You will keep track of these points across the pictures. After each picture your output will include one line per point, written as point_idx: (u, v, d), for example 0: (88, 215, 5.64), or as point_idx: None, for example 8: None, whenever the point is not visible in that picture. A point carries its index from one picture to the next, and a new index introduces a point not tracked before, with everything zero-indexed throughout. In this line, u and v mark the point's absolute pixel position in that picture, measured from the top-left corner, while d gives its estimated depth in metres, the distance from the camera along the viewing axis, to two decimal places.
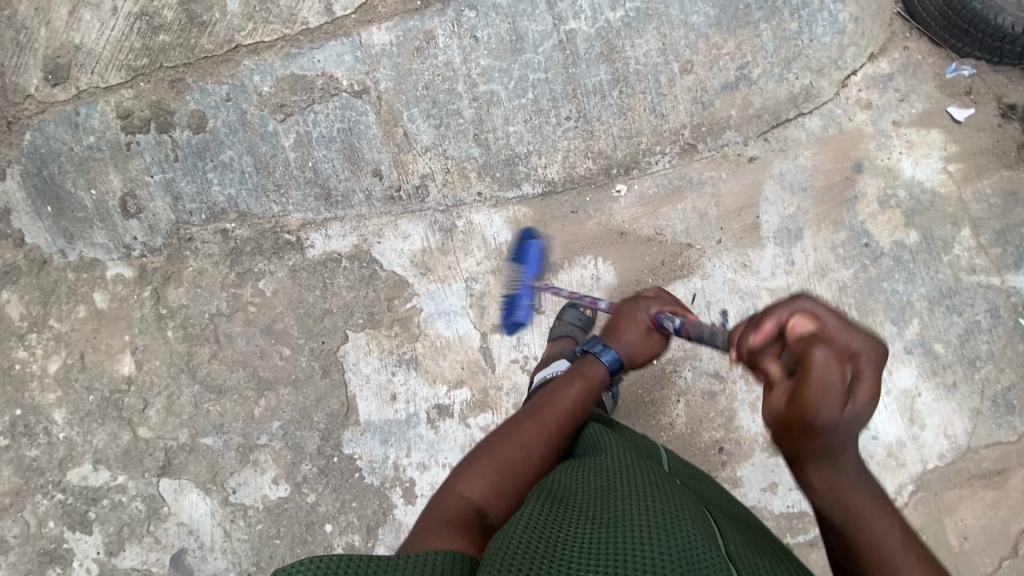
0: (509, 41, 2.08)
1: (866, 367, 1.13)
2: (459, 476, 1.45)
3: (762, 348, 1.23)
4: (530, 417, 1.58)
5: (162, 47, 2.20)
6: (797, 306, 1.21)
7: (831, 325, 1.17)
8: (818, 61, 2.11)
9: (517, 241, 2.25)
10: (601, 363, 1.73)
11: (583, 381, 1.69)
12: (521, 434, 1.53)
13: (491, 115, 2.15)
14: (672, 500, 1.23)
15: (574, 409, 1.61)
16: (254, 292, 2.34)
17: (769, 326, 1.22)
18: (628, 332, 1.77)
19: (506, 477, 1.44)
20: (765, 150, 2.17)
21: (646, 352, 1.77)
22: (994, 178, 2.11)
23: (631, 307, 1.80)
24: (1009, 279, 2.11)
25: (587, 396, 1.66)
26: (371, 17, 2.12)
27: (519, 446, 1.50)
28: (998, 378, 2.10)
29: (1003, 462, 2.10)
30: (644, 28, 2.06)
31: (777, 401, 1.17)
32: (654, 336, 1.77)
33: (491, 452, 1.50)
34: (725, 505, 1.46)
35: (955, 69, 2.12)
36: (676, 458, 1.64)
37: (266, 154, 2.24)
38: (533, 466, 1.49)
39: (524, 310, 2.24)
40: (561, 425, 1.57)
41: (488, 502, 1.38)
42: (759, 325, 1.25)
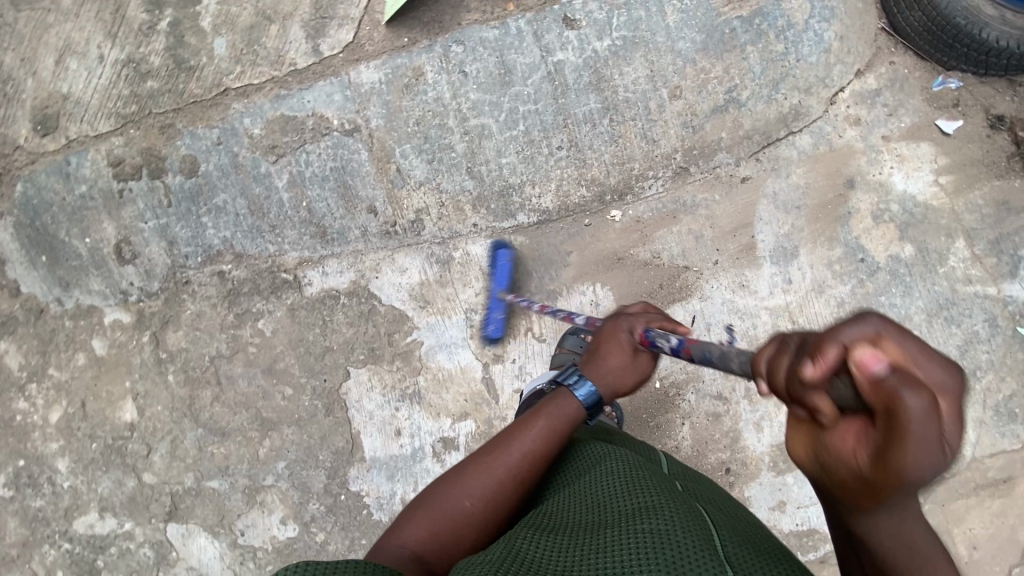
0: (498, 74, 2.11)
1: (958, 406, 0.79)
2: (403, 518, 1.40)
3: (813, 383, 0.86)
4: (484, 458, 1.46)
5: (151, 94, 2.21)
6: (860, 328, 0.85)
7: (907, 349, 0.82)
8: (806, 81, 2.13)
9: (490, 253, 2.24)
10: (575, 398, 1.53)
11: (546, 419, 1.50)
12: (472, 476, 1.43)
13: (483, 148, 2.17)
14: (664, 508, 1.17)
15: (533, 453, 1.45)
16: (253, 332, 2.33)
17: (830, 354, 0.84)
18: (611, 358, 1.58)
19: (449, 522, 1.37)
20: (758, 170, 2.18)
21: (633, 377, 1.58)
22: (986, 189, 2.13)
23: (612, 327, 1.62)
24: (1005, 288, 2.12)
25: (551, 438, 1.47)
26: (359, 56, 2.14)
27: (467, 491, 1.41)
28: (1000, 387, 2.11)
29: (1009, 470, 2.12)
30: (632, 55, 2.10)
31: (843, 454, 0.85)
32: (639, 358, 1.58)
33: (438, 496, 1.42)
34: (727, 501, 1.38)
35: (942, 82, 2.14)
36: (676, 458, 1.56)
37: (260, 195, 2.24)
38: (478, 514, 1.39)
39: (496, 325, 2.23)
40: (514, 472, 1.43)
41: (427, 550, 1.32)
42: (814, 352, 0.86)
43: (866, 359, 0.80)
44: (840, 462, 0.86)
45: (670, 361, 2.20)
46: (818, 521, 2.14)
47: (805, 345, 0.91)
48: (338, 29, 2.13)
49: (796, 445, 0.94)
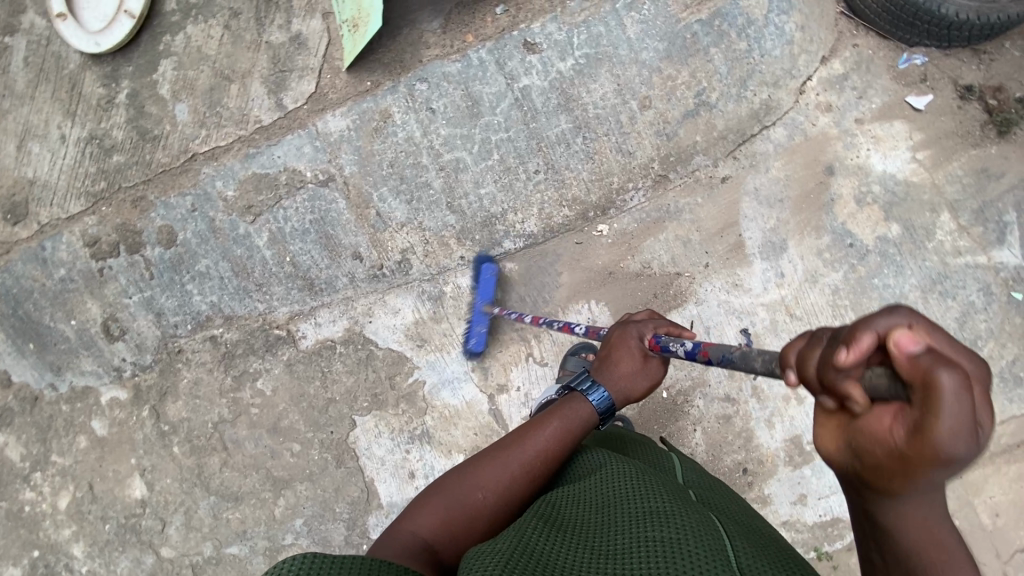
0: (465, 107, 2.10)
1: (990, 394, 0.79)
2: (415, 505, 1.36)
3: (846, 368, 0.84)
4: (497, 453, 1.43)
5: (119, 168, 2.18)
6: (893, 315, 0.84)
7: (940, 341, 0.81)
8: (772, 74, 2.13)
9: (475, 268, 2.20)
10: (588, 402, 1.50)
11: (560, 420, 1.47)
12: (486, 467, 1.40)
13: (461, 182, 2.15)
14: (677, 515, 1.11)
15: (548, 450, 1.42)
16: (253, 393, 2.29)
17: (865, 342, 0.83)
18: (621, 364, 1.54)
19: (461, 513, 1.33)
20: (736, 168, 2.17)
21: (643, 384, 1.54)
22: (964, 159, 2.14)
23: (621, 333, 1.58)
24: (995, 255, 2.13)
25: (565, 439, 1.44)
26: (323, 105, 2.11)
27: (480, 483, 1.37)
28: (1002, 354, 2.12)
29: (1021, 434, 2.12)
30: (597, 72, 2.09)
31: (881, 435, 0.83)
32: (651, 364, 1.54)
33: (450, 487, 1.38)
34: (742, 514, 1.30)
35: (907, 59, 2.14)
36: (693, 467, 1.48)
37: (242, 256, 2.21)
38: (490, 507, 1.35)
39: (478, 340, 2.20)
40: (528, 469, 1.40)
41: (436, 539, 1.27)
42: (847, 339, 0.85)
43: (903, 341, 0.81)
44: (872, 449, 0.85)
45: (674, 369, 2.19)
46: (840, 509, 2.14)
47: (835, 335, 0.90)
48: (299, 81, 2.11)
49: (825, 437, 0.93)
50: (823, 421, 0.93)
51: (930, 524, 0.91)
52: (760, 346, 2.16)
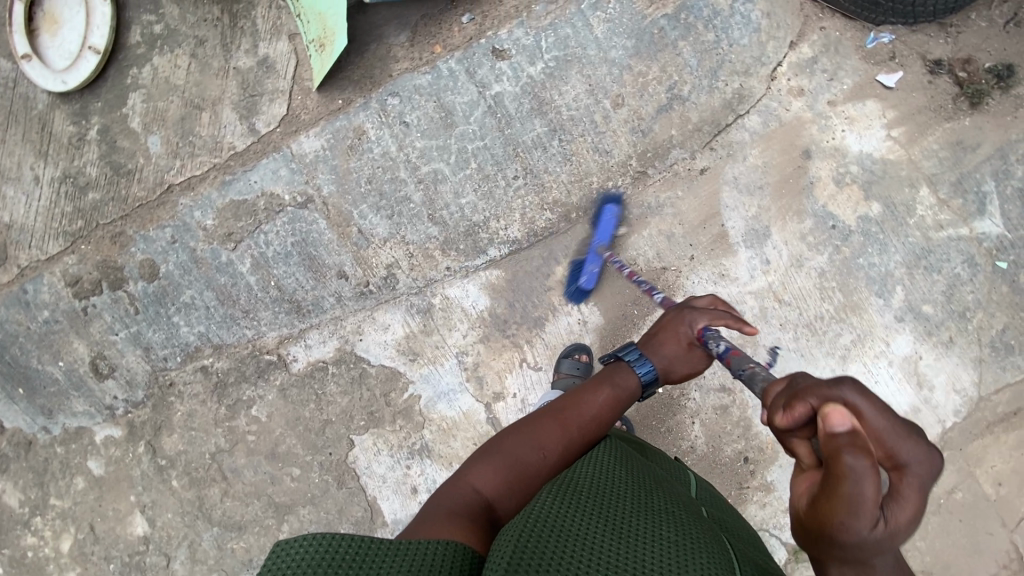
0: (439, 118, 2.10)
1: (913, 485, 0.98)
2: (474, 462, 1.35)
3: (789, 429, 1.03)
4: (552, 415, 1.40)
5: (95, 205, 2.16)
6: (837, 393, 0.99)
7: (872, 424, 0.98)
8: (742, 63, 2.13)
9: (598, 204, 2.18)
10: (635, 374, 1.47)
11: (613, 387, 1.45)
12: (541, 429, 1.37)
13: (440, 193, 2.15)
14: (690, 526, 1.12)
15: (602, 416, 1.41)
16: (248, 421, 2.27)
17: (801, 410, 1.01)
18: (668, 345, 1.52)
19: (520, 473, 1.31)
20: (714, 158, 2.18)
21: (684, 369, 1.52)
22: (939, 133, 2.14)
23: (675, 316, 1.55)
24: (977, 226, 2.13)
25: (617, 406, 1.43)
26: (296, 126, 2.10)
27: (538, 445, 1.35)
28: (992, 323, 2.13)
29: (1017, 402, 2.13)
30: (568, 74, 2.09)
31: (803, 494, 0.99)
32: (695, 353, 1.52)
33: (509, 445, 1.36)
34: (750, 543, 1.29)
35: (875, 38, 2.15)
36: (705, 487, 1.49)
37: (227, 284, 2.19)
38: (547, 470, 1.34)
39: (590, 277, 2.18)
40: (584, 433, 1.38)
41: (497, 498, 1.27)
42: (792, 405, 1.04)
43: (833, 415, 0.95)
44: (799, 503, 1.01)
45: None
46: None
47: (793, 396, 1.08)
48: (269, 104, 2.10)
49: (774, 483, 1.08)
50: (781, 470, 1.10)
51: None
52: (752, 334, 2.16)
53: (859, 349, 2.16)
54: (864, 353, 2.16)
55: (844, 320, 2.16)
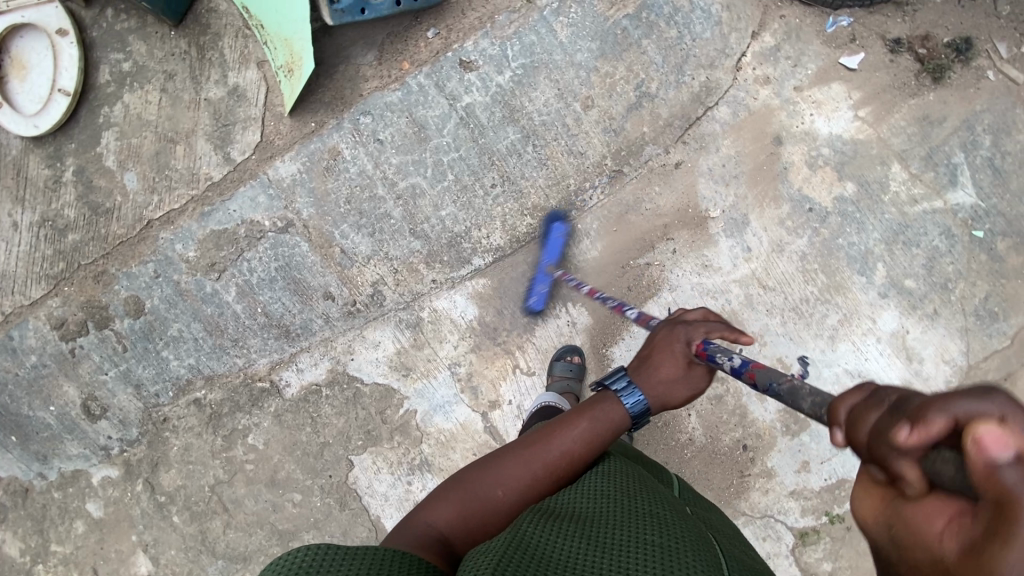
0: (413, 133, 2.11)
1: None
2: (434, 495, 1.31)
3: (905, 450, 0.72)
4: (518, 452, 1.34)
5: (76, 246, 2.15)
6: (985, 403, 0.69)
7: None
8: (707, 56, 2.17)
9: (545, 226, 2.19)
10: (622, 406, 1.36)
11: (589, 422, 1.35)
12: (506, 464, 1.32)
13: (420, 207, 2.16)
14: (675, 526, 1.11)
15: (571, 454, 1.32)
16: (246, 450, 2.25)
17: (936, 425, 0.70)
18: (662, 369, 1.38)
19: (479, 509, 1.26)
20: (687, 152, 2.20)
21: (684, 391, 1.38)
22: (905, 110, 2.18)
23: (667, 335, 1.41)
24: (951, 197, 2.16)
25: (591, 443, 1.33)
26: (271, 152, 2.11)
27: (500, 481, 1.30)
28: (974, 292, 2.16)
29: (1007, 368, 2.15)
30: (536, 80, 2.12)
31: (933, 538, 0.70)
32: (695, 370, 1.38)
33: (472, 479, 1.31)
34: (735, 537, 1.29)
35: (833, 23, 2.19)
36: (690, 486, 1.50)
37: (213, 314, 2.19)
38: (508, 508, 1.28)
39: (539, 297, 2.19)
40: (551, 470, 1.31)
41: (453, 532, 1.22)
42: (913, 417, 0.73)
43: (993, 440, 0.65)
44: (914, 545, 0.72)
45: None
46: (844, 471, 2.16)
47: (903, 405, 0.77)
48: (242, 132, 2.11)
49: (863, 506, 0.79)
50: (857, 492, 0.81)
51: None
52: (739, 322, 2.18)
53: (847, 328, 2.18)
54: (851, 332, 2.18)
55: (829, 301, 2.18)
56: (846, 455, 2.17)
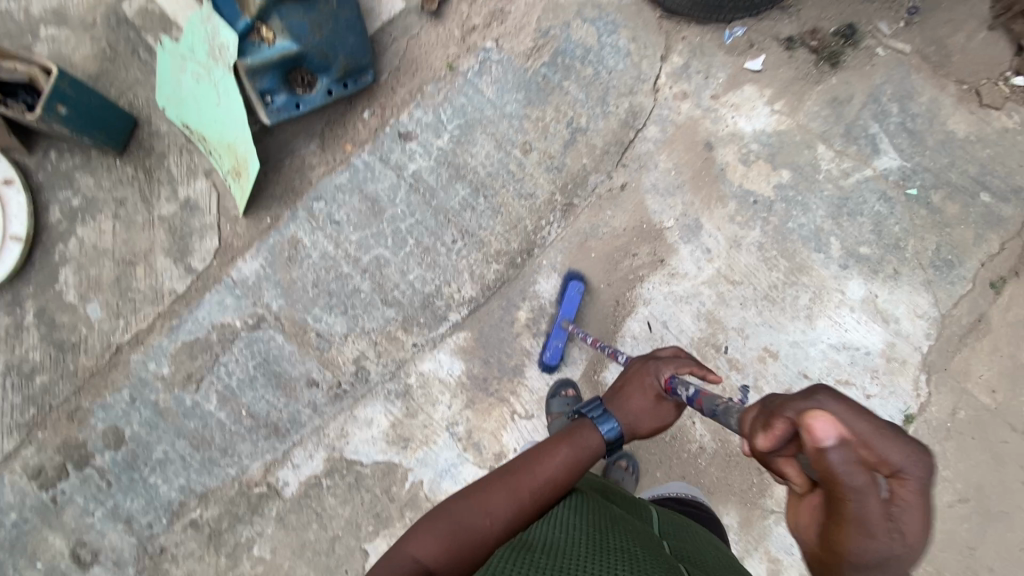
0: (367, 208, 2.18)
1: (916, 488, 0.87)
2: (416, 529, 1.26)
3: (775, 451, 0.97)
4: (501, 480, 1.32)
5: (45, 388, 2.09)
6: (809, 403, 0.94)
7: (860, 430, 0.89)
8: (625, 85, 2.32)
9: (562, 284, 2.25)
10: (598, 432, 1.42)
11: (570, 447, 1.38)
12: (490, 493, 1.30)
13: (387, 275, 2.18)
14: (646, 563, 1.06)
15: (556, 482, 1.33)
16: (253, 563, 2.13)
17: (778, 428, 0.95)
18: (633, 401, 1.46)
19: (466, 542, 1.22)
20: (629, 174, 2.31)
21: (654, 424, 1.45)
22: (815, 96, 2.34)
23: (641, 368, 1.49)
24: (878, 164, 2.30)
25: (573, 468, 1.35)
26: (231, 254, 2.14)
27: (486, 509, 1.27)
28: (925, 246, 2.26)
29: (978, 310, 2.23)
30: (474, 136, 2.23)
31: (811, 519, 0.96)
32: (664, 405, 1.46)
33: (456, 508, 1.28)
34: (715, 565, 1.24)
35: (730, 34, 2.37)
36: (669, 517, 1.45)
37: (198, 427, 2.13)
38: (495, 537, 1.25)
39: (554, 352, 2.19)
40: (536, 498, 1.30)
41: (437, 567, 1.18)
42: (766, 423, 0.98)
43: (821, 429, 0.87)
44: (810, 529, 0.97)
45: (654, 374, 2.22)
46: None
47: (766, 410, 1.02)
48: (200, 241, 2.13)
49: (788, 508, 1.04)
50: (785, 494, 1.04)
51: None
52: (717, 321, 2.24)
53: (820, 305, 2.24)
54: (825, 308, 2.24)
55: (796, 282, 2.25)
56: None
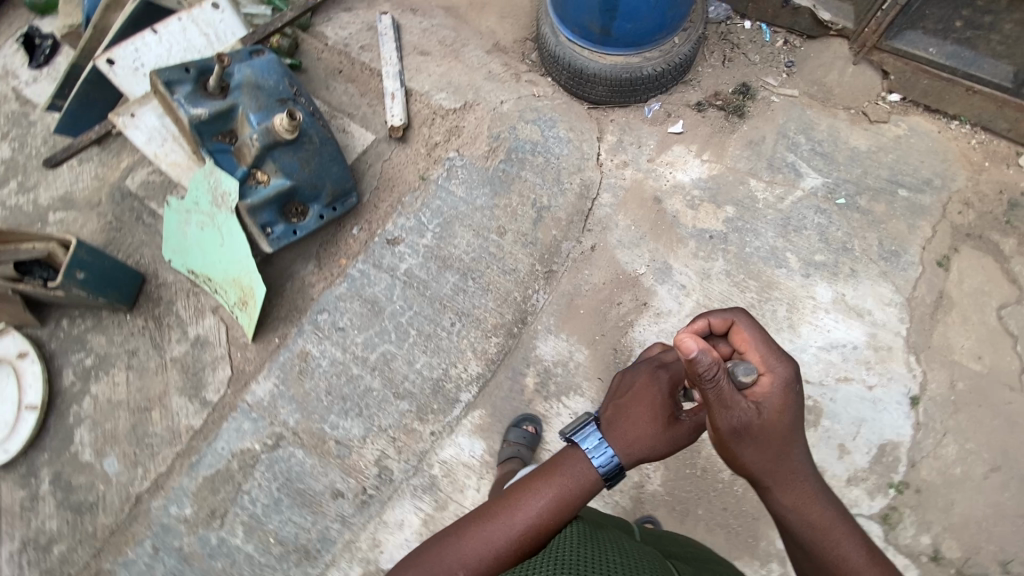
0: (368, 310, 2.34)
1: (772, 384, 1.30)
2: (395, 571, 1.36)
3: None
4: (479, 526, 1.36)
5: (64, 557, 2.03)
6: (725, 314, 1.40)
7: (752, 341, 1.35)
8: (573, 163, 2.67)
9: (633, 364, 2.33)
10: (592, 467, 1.38)
11: (555, 488, 1.37)
12: (466, 540, 1.34)
13: (395, 369, 2.28)
14: (634, 552, 1.29)
15: (537, 529, 1.34)
16: None
17: (699, 324, 1.42)
18: (641, 426, 1.41)
19: None
20: (595, 236, 2.56)
21: (664, 450, 1.41)
22: (734, 142, 2.73)
23: (649, 384, 1.46)
24: (805, 185, 2.64)
25: (559, 513, 1.36)
26: (245, 380, 2.22)
27: (461, 559, 1.32)
28: (868, 243, 2.52)
29: (936, 288, 2.43)
30: (453, 230, 2.49)
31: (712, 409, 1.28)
32: (675, 429, 1.41)
33: (433, 556, 1.34)
34: (694, 560, 1.49)
35: (649, 109, 2.80)
36: (650, 531, 1.69)
37: (224, 567, 2.04)
38: None
39: None
40: (514, 544, 1.33)
41: None
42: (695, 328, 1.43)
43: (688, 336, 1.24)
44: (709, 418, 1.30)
45: None
46: (876, 436, 2.23)
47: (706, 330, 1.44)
48: (213, 373, 2.22)
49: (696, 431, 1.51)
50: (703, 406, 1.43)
51: (801, 494, 1.28)
52: None
53: (798, 313, 2.42)
54: (803, 316, 2.41)
55: (770, 297, 2.45)
56: (868, 420, 2.26)
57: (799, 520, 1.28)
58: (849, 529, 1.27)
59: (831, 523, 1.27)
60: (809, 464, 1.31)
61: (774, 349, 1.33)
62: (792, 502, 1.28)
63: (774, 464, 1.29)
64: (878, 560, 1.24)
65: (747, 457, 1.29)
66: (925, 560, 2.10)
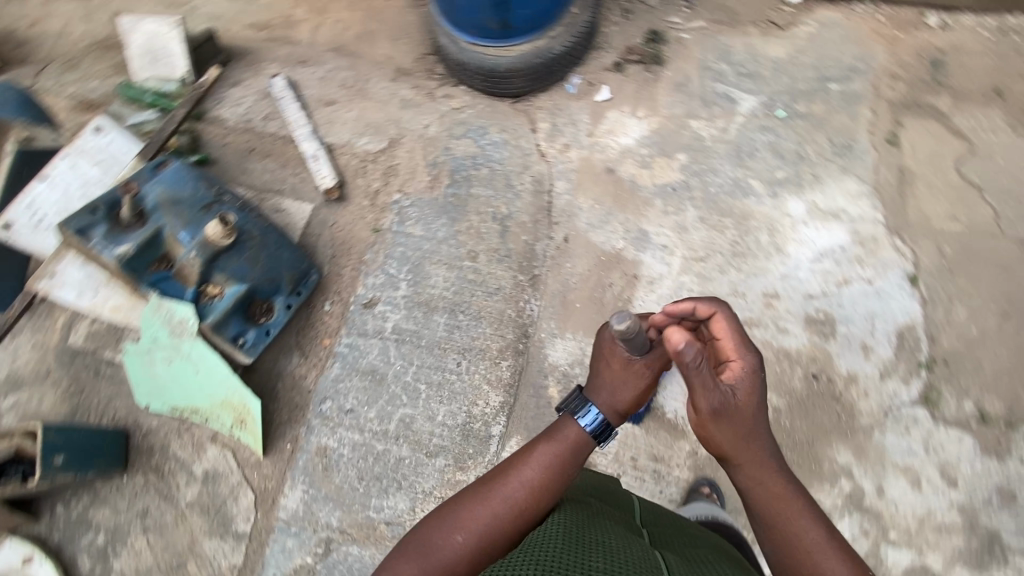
0: (370, 382, 2.23)
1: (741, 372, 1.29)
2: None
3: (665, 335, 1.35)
4: (478, 490, 1.32)
5: None
6: (710, 303, 1.36)
7: (730, 329, 1.33)
8: (517, 164, 2.59)
9: None
10: (576, 423, 1.39)
11: (548, 445, 1.37)
12: (468, 507, 1.29)
13: (418, 430, 2.18)
14: (623, 550, 1.08)
15: (536, 485, 1.30)
16: None
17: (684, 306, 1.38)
18: (606, 372, 1.43)
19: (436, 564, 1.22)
20: (564, 227, 2.50)
21: (635, 390, 1.40)
22: (663, 90, 2.70)
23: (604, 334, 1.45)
24: (743, 109, 2.64)
25: (553, 469, 1.33)
26: (272, 497, 2.10)
27: (460, 525, 1.27)
28: (820, 145, 2.54)
29: (894, 167, 2.48)
30: (426, 270, 2.39)
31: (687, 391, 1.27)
32: (634, 367, 1.40)
33: (429, 533, 1.27)
34: (692, 546, 1.31)
35: (570, 85, 2.74)
36: (649, 505, 1.53)
37: None
38: (466, 554, 1.24)
39: None
40: (513, 505, 1.28)
41: None
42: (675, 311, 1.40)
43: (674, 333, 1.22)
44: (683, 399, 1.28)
45: None
46: (891, 324, 2.27)
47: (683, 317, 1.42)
48: (236, 503, 2.09)
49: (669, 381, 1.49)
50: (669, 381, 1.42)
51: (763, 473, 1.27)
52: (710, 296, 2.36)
53: (780, 234, 2.43)
54: (786, 235, 2.42)
55: (750, 229, 2.45)
56: (879, 312, 2.29)
57: (760, 496, 1.27)
58: (807, 507, 1.26)
59: (790, 502, 1.26)
60: (772, 447, 1.29)
61: (745, 341, 1.32)
62: (755, 479, 1.27)
63: (742, 444, 1.27)
64: (838, 540, 1.23)
65: (717, 437, 1.27)
66: (977, 424, 2.14)
